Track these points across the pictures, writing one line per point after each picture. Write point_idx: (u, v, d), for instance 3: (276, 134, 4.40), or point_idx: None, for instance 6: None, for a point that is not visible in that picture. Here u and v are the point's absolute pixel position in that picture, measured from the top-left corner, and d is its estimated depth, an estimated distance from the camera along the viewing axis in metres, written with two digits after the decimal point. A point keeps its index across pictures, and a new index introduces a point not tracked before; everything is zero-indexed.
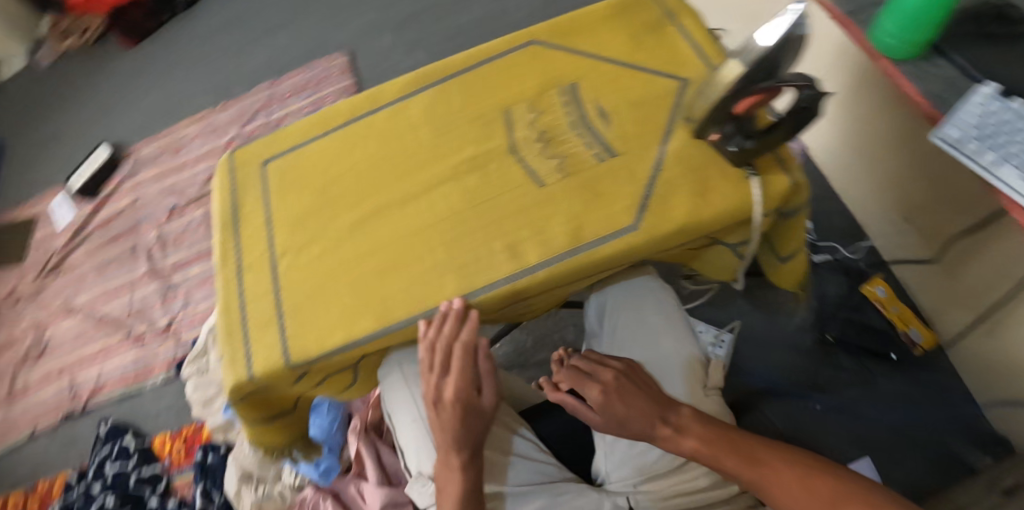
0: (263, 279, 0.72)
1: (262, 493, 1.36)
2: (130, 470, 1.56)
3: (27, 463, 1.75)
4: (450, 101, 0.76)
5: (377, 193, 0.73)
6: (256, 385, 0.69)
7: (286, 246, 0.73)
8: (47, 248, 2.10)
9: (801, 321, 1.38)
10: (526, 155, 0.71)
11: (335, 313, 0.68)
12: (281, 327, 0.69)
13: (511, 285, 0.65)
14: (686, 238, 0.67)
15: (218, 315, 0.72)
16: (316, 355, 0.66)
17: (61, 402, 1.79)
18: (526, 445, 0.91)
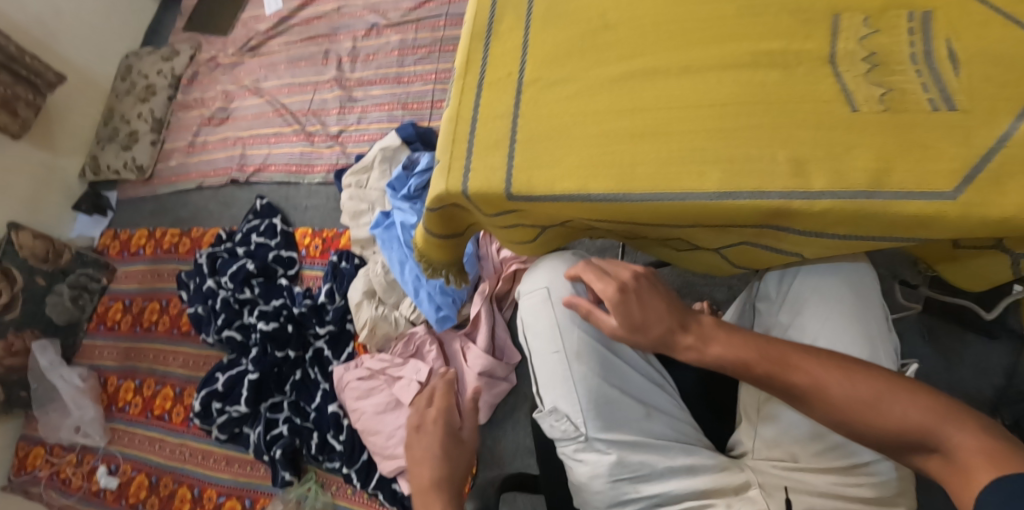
0: (501, 100, 0.77)
1: (380, 313, 1.44)
2: (272, 247, 1.70)
3: (189, 210, 2.01)
4: None
5: (647, 54, 0.74)
6: (463, 198, 0.76)
7: (535, 75, 0.77)
8: (250, 29, 2.20)
9: (981, 375, 1.23)
10: (846, 72, 0.68)
11: (574, 161, 0.71)
12: (508, 152, 0.74)
13: (775, 202, 0.64)
14: (999, 231, 0.60)
15: (448, 121, 0.78)
16: (538, 195, 0.72)
17: (227, 167, 1.97)
18: (666, 403, 0.91)
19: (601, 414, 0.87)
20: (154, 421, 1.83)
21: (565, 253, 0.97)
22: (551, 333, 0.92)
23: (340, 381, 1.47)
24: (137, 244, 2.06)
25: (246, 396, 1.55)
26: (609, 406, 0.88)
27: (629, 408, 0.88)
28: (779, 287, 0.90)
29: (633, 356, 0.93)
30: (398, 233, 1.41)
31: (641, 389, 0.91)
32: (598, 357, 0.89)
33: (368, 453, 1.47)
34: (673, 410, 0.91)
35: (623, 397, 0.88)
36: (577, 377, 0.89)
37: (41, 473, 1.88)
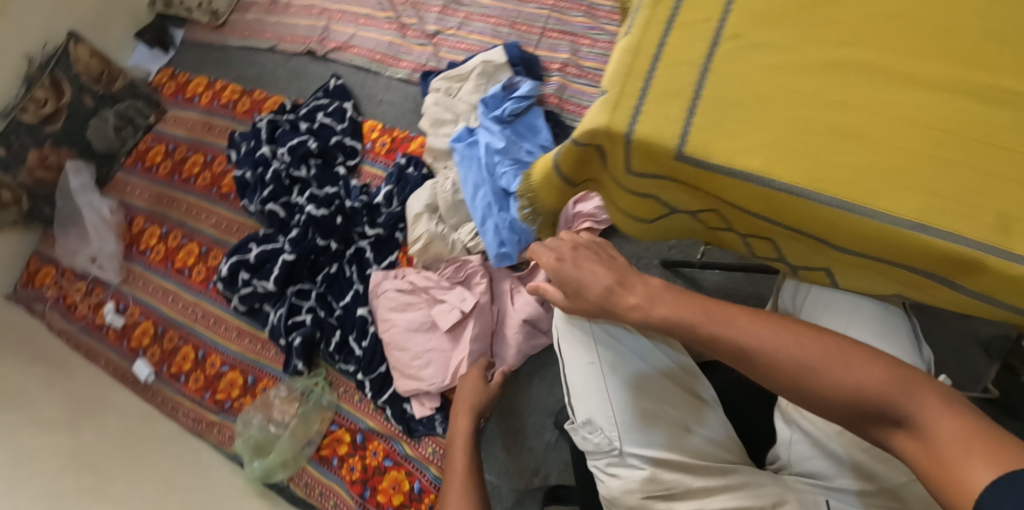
0: (692, 47, 0.71)
1: (438, 230, 1.36)
2: (337, 132, 1.62)
3: (255, 70, 1.91)
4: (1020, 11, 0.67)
5: (873, 49, 0.67)
6: (623, 142, 0.71)
7: (737, 32, 0.70)
8: None
9: None
10: None
11: (759, 138, 0.67)
12: (690, 105, 0.69)
13: (960, 252, 0.61)
14: None
15: (624, 53, 0.73)
16: (711, 164, 0.68)
17: (306, 37, 1.86)
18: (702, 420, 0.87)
19: (634, 428, 0.84)
20: (172, 273, 1.79)
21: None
22: (587, 348, 0.91)
23: (376, 286, 1.42)
24: (193, 92, 1.97)
25: (276, 274, 1.49)
26: (641, 420, 0.84)
27: (664, 425, 0.84)
28: (794, 300, 0.93)
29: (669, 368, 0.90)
30: (480, 154, 1.34)
31: (676, 402, 0.87)
32: (634, 374, 0.89)
33: (386, 366, 1.43)
34: (713, 431, 0.86)
35: (657, 413, 0.85)
36: (610, 393, 0.87)
37: (47, 292, 1.83)
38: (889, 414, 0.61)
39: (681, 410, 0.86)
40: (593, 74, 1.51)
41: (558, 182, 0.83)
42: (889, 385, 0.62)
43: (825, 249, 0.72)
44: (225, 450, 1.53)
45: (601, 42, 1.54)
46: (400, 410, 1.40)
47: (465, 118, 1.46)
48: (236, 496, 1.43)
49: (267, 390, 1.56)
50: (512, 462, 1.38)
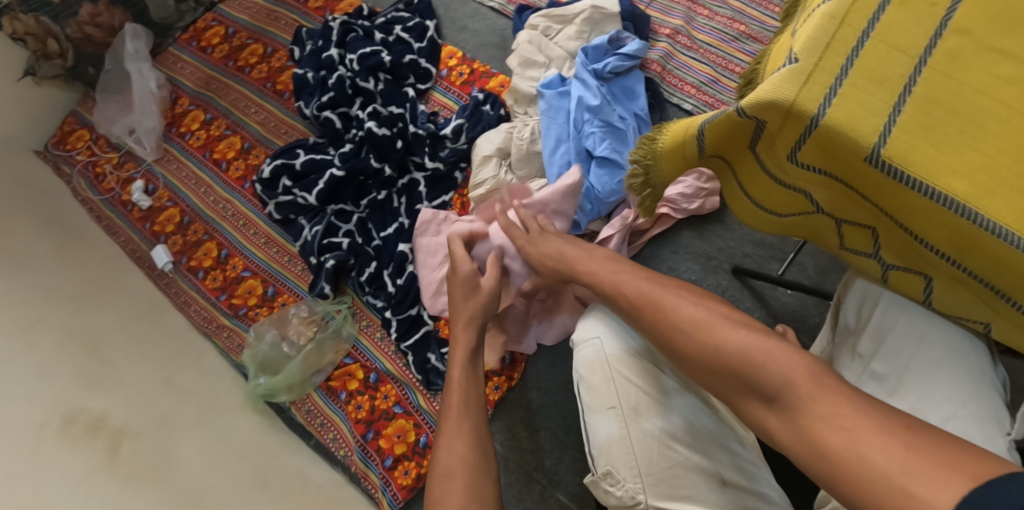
0: (913, 29, 0.56)
1: (503, 179, 1.24)
2: (412, 51, 1.48)
3: None
4: None
5: None
6: (805, 126, 0.60)
7: (971, 24, 0.55)
8: None
9: None
10: None
11: (970, 160, 0.54)
12: (899, 103, 0.56)
13: None
14: None
15: (829, 15, 0.59)
16: (905, 175, 0.57)
17: None
18: (734, 467, 0.74)
19: (658, 481, 0.73)
20: (209, 164, 1.68)
21: (622, 300, 0.84)
22: (601, 385, 0.79)
23: (424, 224, 1.31)
24: None
25: (320, 188, 1.38)
26: (666, 472, 0.73)
27: (694, 478, 0.73)
28: (856, 315, 0.77)
29: (697, 407, 0.77)
30: (571, 106, 1.23)
31: (705, 447, 0.74)
32: (656, 417, 0.76)
33: (417, 310, 1.34)
34: (751, 480, 0.73)
35: (686, 464, 0.73)
36: (631, 440, 0.75)
37: (77, 157, 1.73)
38: (762, 389, 0.58)
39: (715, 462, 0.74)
40: (705, 48, 1.36)
41: (690, 149, 0.75)
42: (776, 358, 0.58)
43: (998, 304, 0.62)
44: (231, 358, 1.46)
45: (720, 16, 1.38)
46: (422, 359, 1.31)
47: (557, 65, 1.32)
48: (234, 408, 1.36)
49: (286, 306, 1.47)
50: (526, 437, 1.28)
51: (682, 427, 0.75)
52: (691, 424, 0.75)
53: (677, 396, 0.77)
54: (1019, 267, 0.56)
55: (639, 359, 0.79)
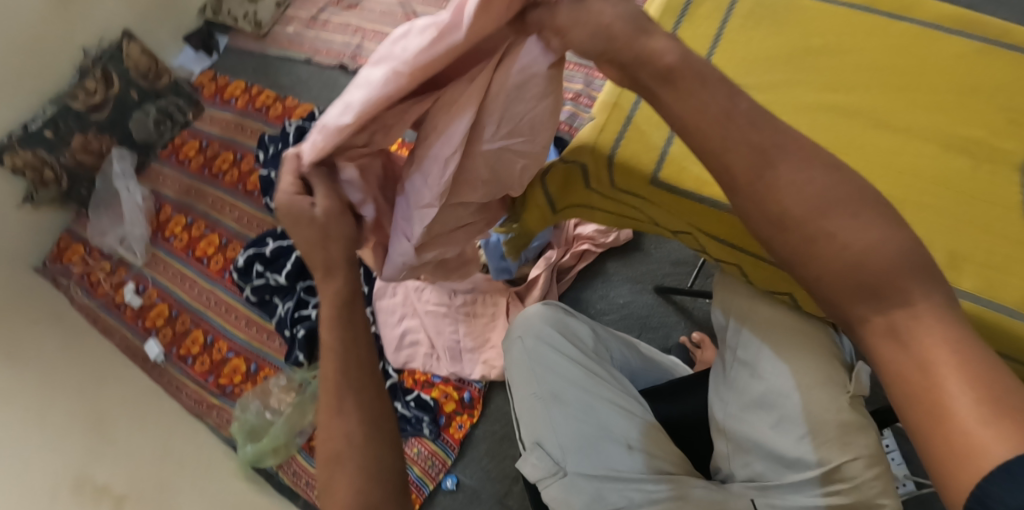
0: None
1: None
2: None
3: (291, 78, 2.05)
4: (976, 68, 0.72)
5: (843, 93, 0.72)
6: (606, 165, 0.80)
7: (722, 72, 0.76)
8: None
9: None
10: None
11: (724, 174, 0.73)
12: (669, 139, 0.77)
13: None
14: None
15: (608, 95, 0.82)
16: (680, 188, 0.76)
17: (341, 52, 2.02)
18: (638, 435, 0.91)
19: (575, 451, 0.91)
20: (192, 262, 1.89)
21: (545, 310, 1.06)
22: (530, 376, 1.00)
23: (381, 289, 1.52)
24: (230, 95, 2.10)
25: (289, 269, 1.59)
26: (578, 441, 0.92)
27: (603, 443, 0.91)
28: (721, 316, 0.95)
29: (607, 389, 0.97)
30: None
31: (612, 418, 0.93)
32: (573, 398, 0.96)
33: (383, 364, 1.49)
34: (654, 445, 0.91)
35: (596, 433, 0.92)
36: (553, 419, 0.95)
37: (73, 268, 1.93)
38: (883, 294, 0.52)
39: (624, 430, 0.92)
40: None
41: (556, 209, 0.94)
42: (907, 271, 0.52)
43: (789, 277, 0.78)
44: (221, 433, 1.62)
45: None
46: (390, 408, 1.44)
47: None
48: (227, 476, 1.50)
49: (268, 379, 1.64)
50: (493, 468, 1.38)
51: (592, 405, 0.95)
52: (599, 402, 0.95)
53: (590, 381, 0.97)
54: None
55: (559, 351, 1.01)
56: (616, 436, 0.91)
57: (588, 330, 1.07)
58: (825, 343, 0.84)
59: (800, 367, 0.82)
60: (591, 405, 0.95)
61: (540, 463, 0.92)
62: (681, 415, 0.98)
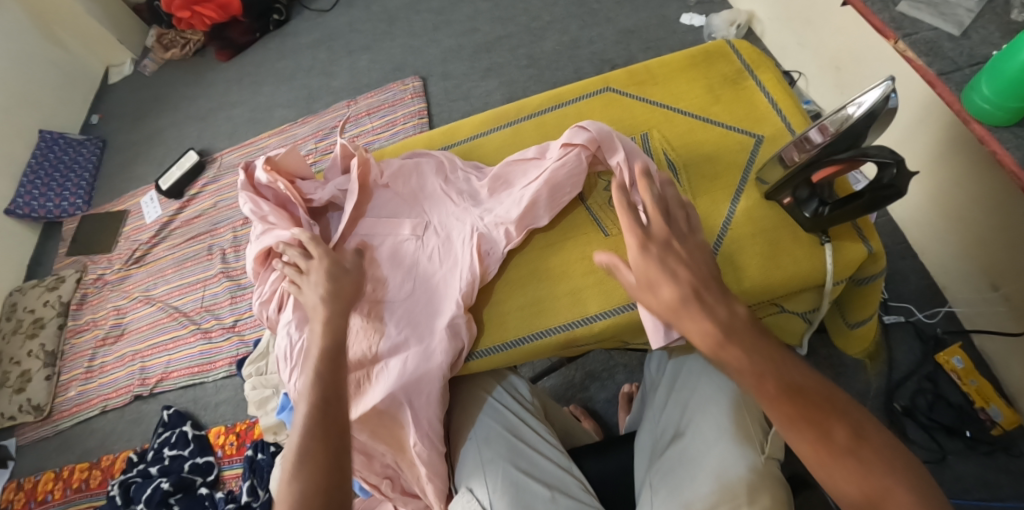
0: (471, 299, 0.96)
1: None
2: (187, 456, 1.67)
3: (95, 438, 1.89)
4: (523, 138, 1.02)
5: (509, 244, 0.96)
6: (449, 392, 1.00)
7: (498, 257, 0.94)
8: (134, 241, 2.26)
9: (866, 386, 1.32)
10: (595, 206, 0.94)
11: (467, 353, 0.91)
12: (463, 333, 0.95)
13: (571, 331, 0.88)
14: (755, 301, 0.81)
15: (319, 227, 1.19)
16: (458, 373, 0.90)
17: (128, 384, 1.94)
18: (571, 484, 0.84)
19: (506, 496, 0.83)
20: None
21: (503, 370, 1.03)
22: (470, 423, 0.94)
23: None
24: (43, 490, 1.81)
25: None
26: (509, 484, 0.84)
27: (531, 492, 0.83)
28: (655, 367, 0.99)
29: (543, 445, 0.91)
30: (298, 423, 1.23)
31: (548, 471, 0.86)
32: (503, 445, 0.89)
33: None
34: (579, 492, 0.84)
35: (530, 480, 0.84)
36: (485, 459, 0.88)
37: None
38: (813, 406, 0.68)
39: (561, 479, 0.84)
40: None
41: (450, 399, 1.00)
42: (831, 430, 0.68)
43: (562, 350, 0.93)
44: None
45: None
46: None
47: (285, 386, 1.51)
48: None
49: None
50: None
51: (525, 453, 0.88)
52: (540, 455, 0.88)
53: (537, 430, 0.93)
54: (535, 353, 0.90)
55: (505, 407, 0.95)
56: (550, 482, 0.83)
57: (530, 389, 1.02)
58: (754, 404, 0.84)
59: (704, 446, 0.80)
60: (525, 453, 0.88)
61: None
62: (608, 473, 0.92)
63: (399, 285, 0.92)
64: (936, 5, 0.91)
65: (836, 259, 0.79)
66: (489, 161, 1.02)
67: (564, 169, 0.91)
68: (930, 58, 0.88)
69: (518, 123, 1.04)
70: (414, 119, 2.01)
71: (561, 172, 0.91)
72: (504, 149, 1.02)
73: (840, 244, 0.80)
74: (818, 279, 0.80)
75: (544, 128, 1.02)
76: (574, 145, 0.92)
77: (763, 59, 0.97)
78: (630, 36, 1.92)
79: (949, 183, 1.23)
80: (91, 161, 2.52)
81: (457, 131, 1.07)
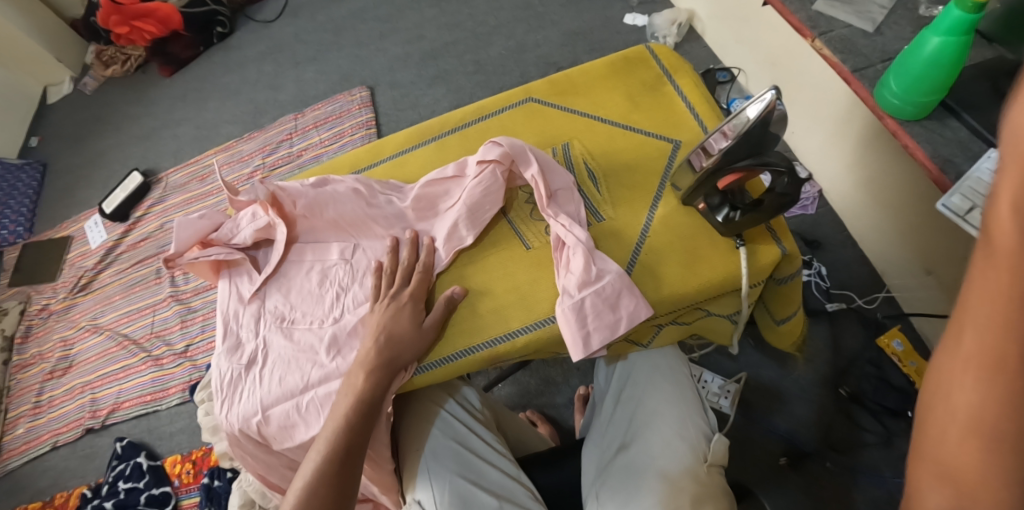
0: None
1: None
2: (142, 489, 1.62)
3: (47, 476, 1.83)
4: (447, 151, 1.01)
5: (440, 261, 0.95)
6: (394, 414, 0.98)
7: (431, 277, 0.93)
8: (79, 268, 2.18)
9: (813, 373, 1.35)
10: (518, 220, 0.94)
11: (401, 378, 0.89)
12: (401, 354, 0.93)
13: (495, 348, 0.86)
14: (674, 309, 0.82)
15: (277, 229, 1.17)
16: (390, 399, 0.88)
17: (79, 418, 1.87)
18: (520, 494, 0.84)
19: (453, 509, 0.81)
20: None
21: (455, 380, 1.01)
22: (421, 437, 0.92)
23: None
24: None
25: None
26: (457, 497, 0.82)
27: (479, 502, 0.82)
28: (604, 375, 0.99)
29: (493, 455, 0.89)
30: None
31: (497, 482, 0.85)
32: (453, 459, 0.87)
33: None
34: (528, 502, 0.83)
35: (478, 491, 0.83)
36: (433, 471, 0.86)
37: None
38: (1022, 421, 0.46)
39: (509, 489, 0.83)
40: None
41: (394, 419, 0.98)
42: None
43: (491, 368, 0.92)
44: None
45: None
46: None
47: None
48: None
49: None
50: None
51: (474, 464, 0.87)
52: (489, 465, 0.87)
53: (487, 440, 0.91)
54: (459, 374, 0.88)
55: (455, 417, 0.94)
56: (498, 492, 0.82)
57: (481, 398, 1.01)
58: (697, 411, 0.85)
59: (649, 455, 0.80)
60: (474, 464, 0.87)
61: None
62: (558, 482, 0.92)
63: (328, 312, 0.90)
64: (850, 4, 0.94)
65: (751, 262, 0.81)
66: (412, 178, 1.00)
67: (481, 187, 0.90)
68: (844, 56, 0.91)
69: (443, 137, 1.03)
70: (362, 130, 1.99)
71: (477, 192, 0.90)
72: (428, 165, 1.00)
73: (755, 247, 0.81)
74: (735, 283, 0.82)
75: (468, 142, 1.01)
76: (489, 163, 0.90)
77: (681, 64, 0.98)
78: (574, 38, 1.93)
79: (879, 173, 1.28)
80: (30, 187, 2.43)
81: (380, 150, 1.05)
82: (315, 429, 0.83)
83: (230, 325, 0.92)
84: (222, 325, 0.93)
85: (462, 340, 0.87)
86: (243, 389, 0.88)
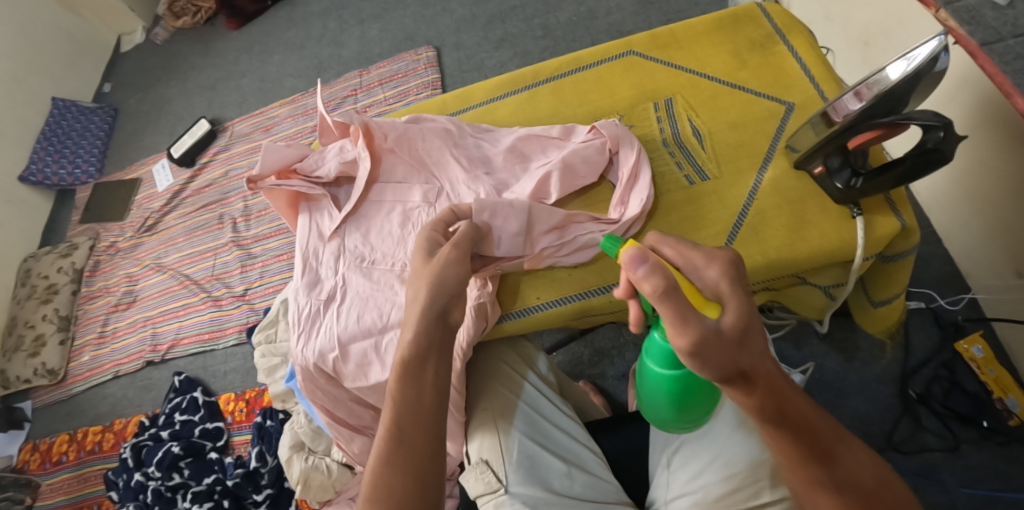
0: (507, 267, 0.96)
1: (310, 463, 1.33)
2: (197, 422, 1.69)
3: (107, 403, 1.92)
4: (541, 100, 1.02)
5: None
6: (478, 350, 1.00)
7: None
8: (145, 209, 2.25)
9: (882, 370, 1.29)
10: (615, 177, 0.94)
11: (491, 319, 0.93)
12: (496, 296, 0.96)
13: (586, 300, 0.90)
14: (776, 272, 0.82)
15: None
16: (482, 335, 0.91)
17: (139, 350, 1.95)
18: (590, 461, 0.84)
19: (524, 466, 0.80)
20: None
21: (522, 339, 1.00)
22: (488, 392, 0.90)
23: None
24: (57, 452, 1.83)
25: None
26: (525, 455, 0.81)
27: (546, 465, 0.81)
28: None
29: (561, 419, 0.88)
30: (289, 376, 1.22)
31: (566, 447, 0.84)
32: (522, 417, 0.85)
33: None
34: (595, 467, 0.83)
35: (547, 453, 0.82)
36: (502, 425, 0.85)
37: None
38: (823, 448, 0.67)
39: (578, 455, 0.83)
40: None
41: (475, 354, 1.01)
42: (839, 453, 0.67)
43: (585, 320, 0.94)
44: None
45: None
46: None
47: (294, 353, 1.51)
48: None
49: None
50: None
51: (541, 427, 0.86)
52: (558, 430, 0.86)
53: (555, 402, 0.90)
54: (553, 319, 0.91)
55: (522, 377, 0.92)
56: (567, 456, 0.82)
57: (547, 361, 1.00)
58: None
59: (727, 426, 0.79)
60: (541, 426, 0.86)
61: (482, 482, 0.80)
62: (626, 451, 0.91)
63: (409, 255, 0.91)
64: None
65: (866, 233, 0.79)
66: (502, 124, 1.02)
67: (588, 151, 0.91)
68: (971, 28, 0.81)
69: (535, 86, 1.04)
70: (426, 90, 1.98)
71: (580, 151, 0.90)
72: (519, 113, 1.02)
73: (872, 218, 0.79)
74: (847, 253, 0.80)
75: (560, 94, 1.02)
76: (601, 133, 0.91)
77: (796, 24, 0.96)
78: (648, 7, 1.86)
79: (974, 165, 1.20)
80: (102, 128, 2.52)
81: (469, 96, 1.07)
82: (390, 370, 0.84)
83: (309, 261, 0.95)
84: (301, 260, 0.95)
85: (557, 288, 0.91)
86: (322, 323, 0.90)
